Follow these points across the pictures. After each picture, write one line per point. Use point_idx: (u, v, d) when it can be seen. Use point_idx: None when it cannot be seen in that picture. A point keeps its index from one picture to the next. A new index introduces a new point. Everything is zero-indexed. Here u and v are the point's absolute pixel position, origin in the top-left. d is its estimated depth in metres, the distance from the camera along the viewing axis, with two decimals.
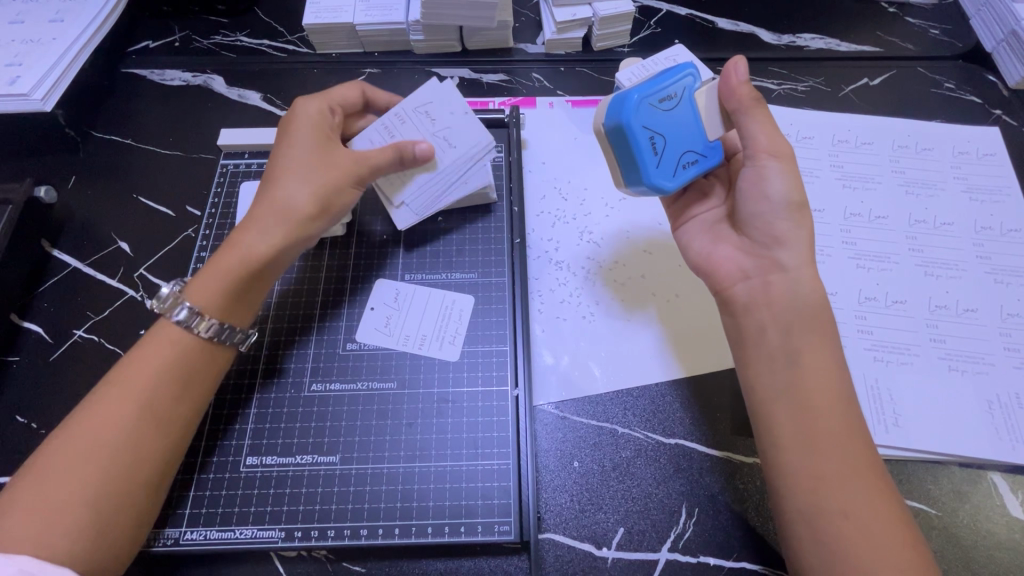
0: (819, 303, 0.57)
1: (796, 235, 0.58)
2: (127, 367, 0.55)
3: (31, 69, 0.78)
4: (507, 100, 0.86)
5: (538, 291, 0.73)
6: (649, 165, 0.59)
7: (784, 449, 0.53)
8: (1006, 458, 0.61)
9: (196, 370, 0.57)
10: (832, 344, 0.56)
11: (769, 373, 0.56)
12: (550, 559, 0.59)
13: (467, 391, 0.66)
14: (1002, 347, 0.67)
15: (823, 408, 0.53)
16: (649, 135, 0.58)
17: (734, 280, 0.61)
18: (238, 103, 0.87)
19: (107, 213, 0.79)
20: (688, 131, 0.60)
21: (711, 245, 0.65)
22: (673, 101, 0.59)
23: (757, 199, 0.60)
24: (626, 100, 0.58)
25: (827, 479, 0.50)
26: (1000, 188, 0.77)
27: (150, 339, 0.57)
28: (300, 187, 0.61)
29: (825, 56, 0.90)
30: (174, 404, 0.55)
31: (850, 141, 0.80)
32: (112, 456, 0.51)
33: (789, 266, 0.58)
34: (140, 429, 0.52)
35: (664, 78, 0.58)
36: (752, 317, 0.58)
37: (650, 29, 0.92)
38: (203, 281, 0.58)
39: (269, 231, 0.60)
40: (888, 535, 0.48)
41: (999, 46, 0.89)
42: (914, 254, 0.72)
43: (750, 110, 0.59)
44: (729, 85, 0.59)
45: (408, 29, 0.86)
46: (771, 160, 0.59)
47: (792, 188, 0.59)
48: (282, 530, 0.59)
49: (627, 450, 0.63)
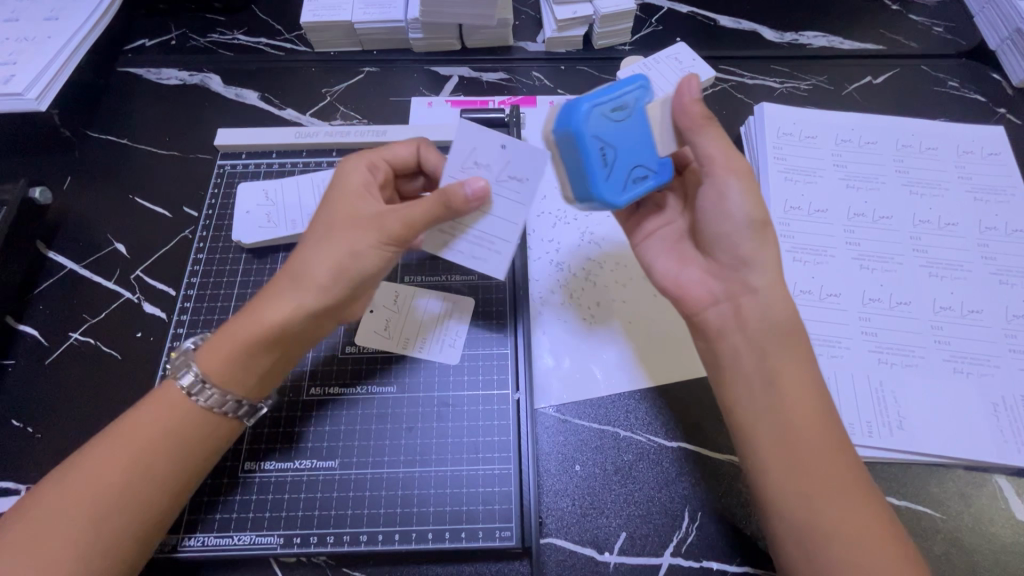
0: (790, 323, 0.55)
1: (762, 255, 0.56)
2: (134, 415, 0.53)
3: (25, 68, 0.77)
4: (507, 99, 0.85)
5: (538, 292, 0.73)
6: (598, 181, 0.53)
7: (772, 469, 0.52)
8: (1011, 461, 0.61)
9: (198, 431, 0.53)
10: (809, 365, 0.55)
11: (747, 396, 0.55)
12: (551, 565, 0.58)
13: (467, 394, 0.65)
14: (1007, 349, 0.66)
15: (808, 427, 0.52)
16: (600, 149, 0.52)
17: (704, 305, 0.59)
18: (235, 103, 0.86)
19: (103, 215, 0.78)
20: (642, 146, 0.55)
21: (679, 266, 0.63)
22: (625, 111, 0.54)
23: (721, 218, 0.58)
24: (575, 108, 0.51)
25: (817, 496, 0.50)
26: (1005, 188, 0.76)
27: (157, 390, 0.54)
28: (322, 248, 0.54)
29: (828, 54, 0.89)
30: (171, 465, 0.52)
31: (853, 141, 0.79)
32: (106, 511, 0.49)
33: (758, 289, 0.56)
34: (137, 487, 0.50)
35: (616, 87, 0.53)
36: (726, 341, 0.57)
37: (651, 26, 0.91)
38: (213, 349, 0.53)
39: (286, 298, 0.53)
40: (882, 550, 0.48)
41: (1003, 44, 0.88)
42: (918, 255, 0.72)
43: (701, 128, 0.56)
44: (683, 99, 0.55)
45: (407, 27, 0.85)
46: (730, 179, 0.57)
47: (754, 205, 0.56)
48: (281, 535, 0.59)
49: (630, 454, 0.63)
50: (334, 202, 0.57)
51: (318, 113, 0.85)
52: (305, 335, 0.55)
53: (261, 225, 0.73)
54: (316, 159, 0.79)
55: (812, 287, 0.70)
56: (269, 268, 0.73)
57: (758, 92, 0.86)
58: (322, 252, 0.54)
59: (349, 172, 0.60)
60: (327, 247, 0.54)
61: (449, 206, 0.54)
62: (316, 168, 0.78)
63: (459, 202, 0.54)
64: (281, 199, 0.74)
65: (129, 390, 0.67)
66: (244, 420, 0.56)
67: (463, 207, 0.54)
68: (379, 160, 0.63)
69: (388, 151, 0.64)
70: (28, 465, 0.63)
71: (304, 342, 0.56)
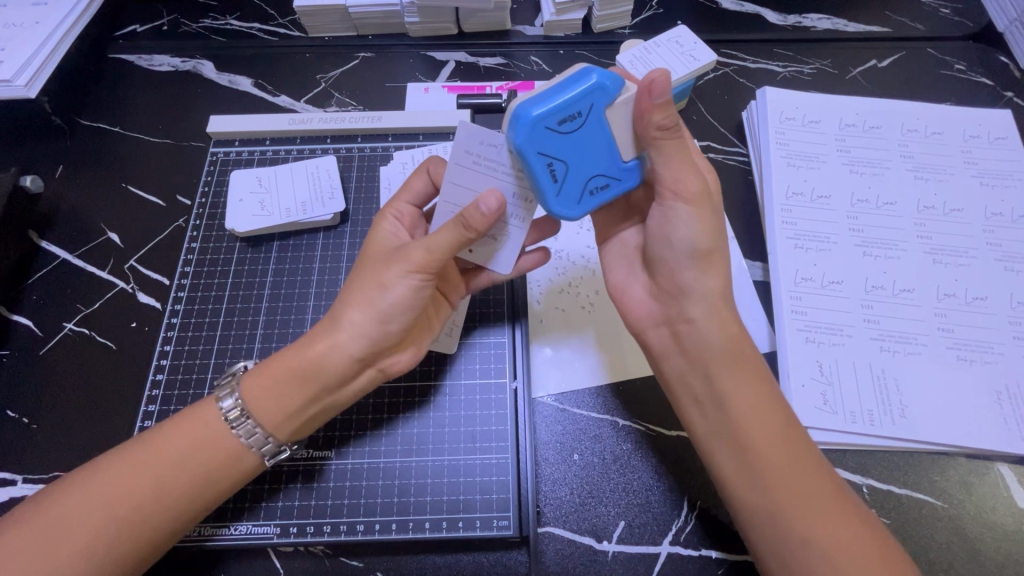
0: (735, 342, 0.55)
1: (700, 283, 0.55)
2: (161, 433, 0.52)
3: (14, 53, 0.75)
4: (506, 84, 0.84)
5: (537, 281, 0.71)
6: (546, 195, 0.51)
7: (739, 488, 0.52)
8: (1015, 450, 0.60)
9: (217, 464, 0.52)
10: (763, 378, 0.54)
11: (702, 417, 0.55)
12: (550, 553, 0.58)
13: (466, 384, 0.65)
14: (1012, 336, 0.66)
15: (765, 450, 0.51)
16: (547, 160, 0.50)
17: (646, 325, 0.60)
18: (228, 89, 0.84)
19: (96, 204, 0.77)
20: (599, 151, 0.51)
21: (625, 278, 0.63)
22: (574, 121, 0.49)
23: (663, 244, 0.56)
24: (521, 116, 0.48)
25: (784, 511, 0.49)
26: (1012, 172, 0.75)
27: (191, 410, 0.54)
28: (360, 285, 0.55)
29: (832, 37, 0.87)
30: (185, 497, 0.50)
31: (857, 125, 0.77)
32: (113, 526, 0.48)
33: (694, 318, 0.55)
34: (152, 509, 0.49)
35: (564, 95, 0.48)
36: (671, 362, 0.58)
37: (652, 9, 0.89)
38: (256, 379, 0.54)
39: (323, 336, 0.54)
40: (857, 559, 0.47)
41: (1011, 26, 0.86)
42: (922, 241, 0.71)
43: (653, 142, 0.51)
44: (643, 107, 0.49)
45: (403, 11, 0.83)
46: (678, 204, 0.54)
47: (698, 234, 0.54)
48: (278, 525, 0.58)
49: (629, 442, 0.62)
50: (370, 248, 0.58)
51: (313, 100, 0.83)
52: (342, 381, 0.54)
53: (255, 214, 0.71)
54: (311, 146, 0.78)
55: (814, 274, 0.69)
56: (264, 258, 0.72)
57: (760, 75, 0.85)
58: (361, 290, 0.54)
59: (380, 225, 0.59)
60: (362, 284, 0.54)
61: (471, 230, 0.51)
62: (311, 155, 0.77)
63: (477, 222, 0.50)
64: (275, 187, 0.73)
65: (125, 380, 0.66)
66: (266, 462, 0.54)
67: (479, 220, 0.50)
68: (406, 205, 0.61)
69: (411, 188, 0.61)
70: (24, 455, 0.63)
71: (342, 389, 0.55)
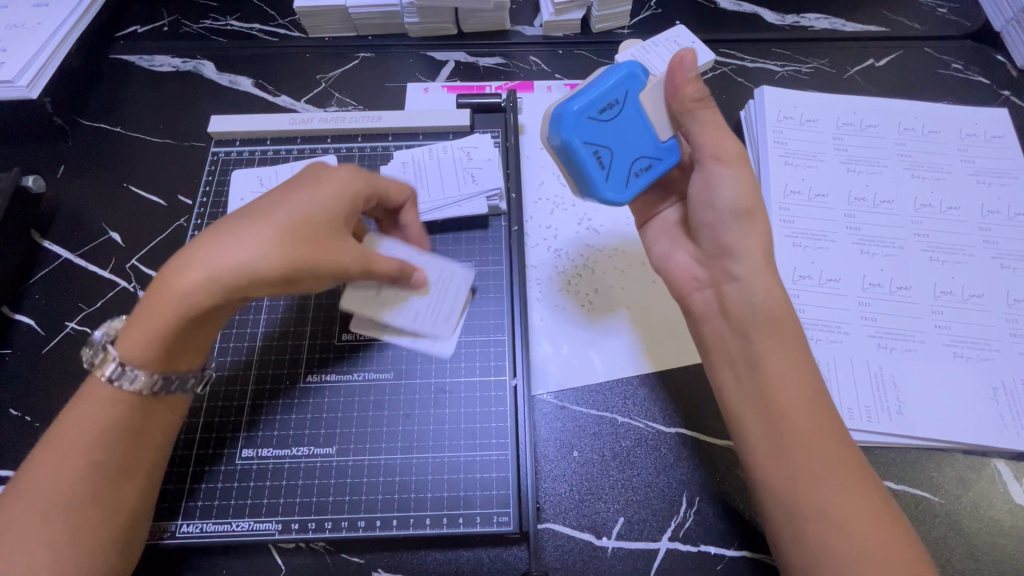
0: (776, 302, 0.56)
1: (745, 243, 0.57)
2: (64, 425, 0.51)
3: (16, 54, 0.76)
4: (505, 84, 0.84)
5: (537, 279, 0.72)
6: (597, 179, 0.56)
7: (759, 451, 0.52)
8: (1010, 445, 0.61)
9: (142, 422, 0.53)
10: (794, 345, 0.55)
11: (733, 380, 0.56)
12: (550, 549, 0.58)
13: (465, 381, 0.65)
14: (1008, 332, 0.66)
15: (795, 408, 0.52)
16: (593, 148, 0.56)
17: (691, 289, 0.61)
18: (229, 90, 0.85)
19: (98, 204, 0.77)
20: (637, 133, 0.57)
21: (670, 249, 0.65)
22: (612, 109, 0.56)
23: (706, 208, 0.59)
24: (563, 113, 0.55)
25: (805, 481, 0.50)
26: (1009, 170, 0.75)
27: (81, 393, 0.52)
28: (252, 228, 0.49)
29: (829, 36, 0.88)
30: (128, 461, 0.52)
31: (855, 124, 0.78)
32: (73, 524, 0.48)
33: (740, 276, 0.57)
34: (95, 489, 0.49)
35: (600, 86, 0.55)
36: (710, 324, 0.59)
37: (650, 9, 0.90)
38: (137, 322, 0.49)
39: (205, 279, 0.48)
40: (869, 528, 0.48)
41: (1008, 25, 0.86)
42: (920, 239, 0.71)
43: (691, 112, 0.57)
44: (674, 82, 0.56)
45: (402, 11, 0.84)
46: (720, 167, 0.58)
47: (740, 193, 0.57)
48: (280, 521, 0.59)
49: (628, 440, 0.63)
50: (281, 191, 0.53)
51: (313, 100, 0.84)
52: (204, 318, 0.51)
53: None
54: (311, 146, 0.78)
55: (812, 272, 0.69)
56: None
57: (758, 75, 0.85)
58: (249, 230, 0.49)
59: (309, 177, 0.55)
60: (258, 229, 0.49)
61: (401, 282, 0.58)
62: (311, 154, 0.78)
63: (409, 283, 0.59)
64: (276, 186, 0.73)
65: None
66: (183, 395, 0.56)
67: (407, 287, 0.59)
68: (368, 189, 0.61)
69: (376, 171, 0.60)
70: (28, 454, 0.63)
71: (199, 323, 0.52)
